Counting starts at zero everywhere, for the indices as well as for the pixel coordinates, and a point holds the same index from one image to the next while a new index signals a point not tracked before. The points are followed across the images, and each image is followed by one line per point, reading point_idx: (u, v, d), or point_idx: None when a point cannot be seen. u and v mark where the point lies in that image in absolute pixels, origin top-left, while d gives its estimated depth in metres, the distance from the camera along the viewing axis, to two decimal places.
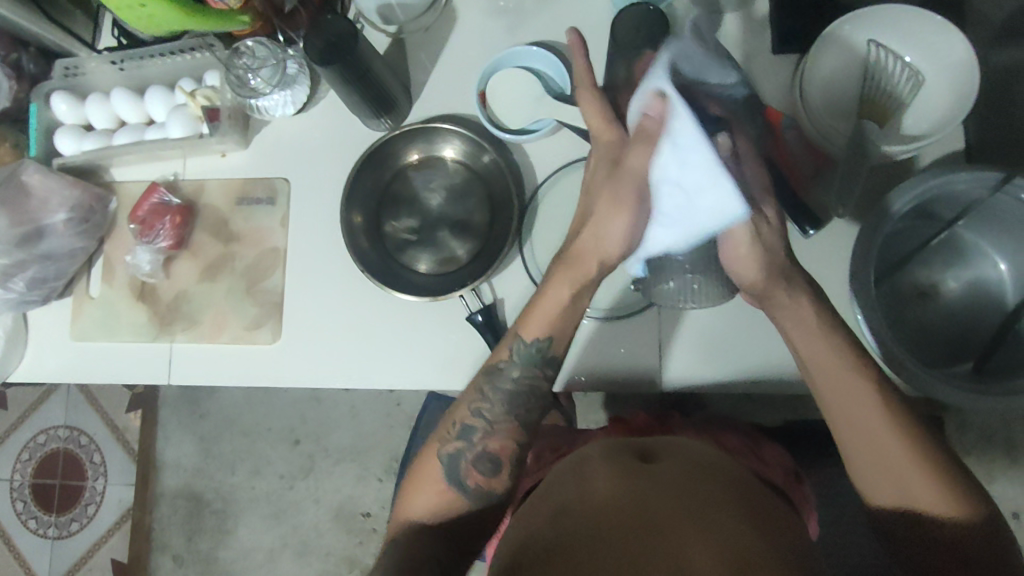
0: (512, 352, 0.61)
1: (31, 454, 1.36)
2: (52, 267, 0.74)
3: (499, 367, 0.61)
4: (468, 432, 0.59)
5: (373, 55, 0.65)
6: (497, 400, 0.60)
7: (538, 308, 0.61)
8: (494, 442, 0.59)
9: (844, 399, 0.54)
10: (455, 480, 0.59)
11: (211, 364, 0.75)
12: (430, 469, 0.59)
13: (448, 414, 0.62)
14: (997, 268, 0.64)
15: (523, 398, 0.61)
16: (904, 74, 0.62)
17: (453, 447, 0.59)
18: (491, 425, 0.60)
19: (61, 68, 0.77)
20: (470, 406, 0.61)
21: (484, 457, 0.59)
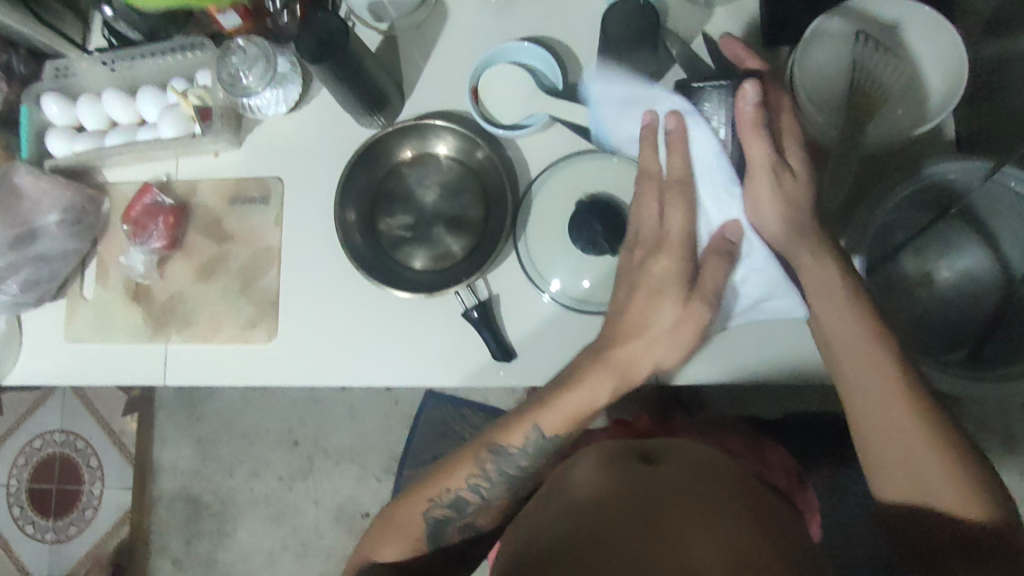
0: (528, 442, 0.60)
1: (27, 459, 1.35)
2: (46, 268, 0.74)
3: (509, 450, 0.60)
4: (463, 505, 0.60)
5: (364, 53, 0.66)
6: (499, 482, 0.60)
7: (562, 402, 0.60)
8: (483, 517, 0.60)
9: (864, 387, 0.54)
10: (434, 537, 0.60)
11: (207, 365, 0.74)
12: (414, 520, 0.60)
13: (443, 473, 0.61)
14: (989, 256, 0.65)
15: (525, 483, 0.60)
16: (891, 64, 0.63)
17: (440, 513, 0.60)
18: (485, 501, 0.60)
19: (51, 69, 0.78)
20: (467, 478, 0.60)
21: (470, 527, 0.60)
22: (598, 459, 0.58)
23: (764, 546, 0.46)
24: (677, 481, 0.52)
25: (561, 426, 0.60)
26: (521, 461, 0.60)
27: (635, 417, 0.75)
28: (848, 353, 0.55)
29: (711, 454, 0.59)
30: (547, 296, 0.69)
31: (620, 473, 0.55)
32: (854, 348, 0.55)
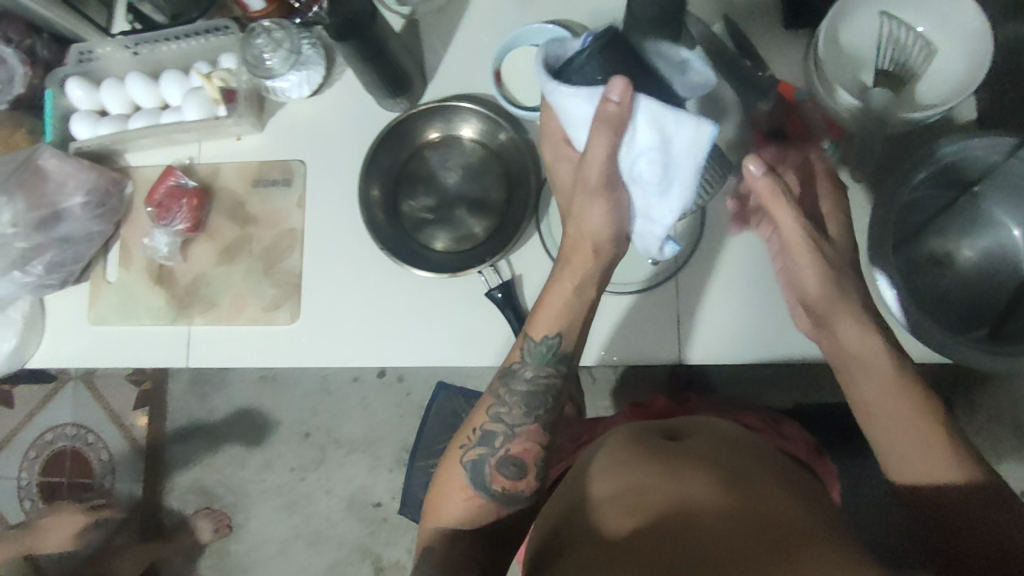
0: (524, 351, 0.61)
1: (38, 452, 1.35)
2: (70, 250, 0.75)
3: (514, 368, 0.61)
4: (491, 437, 0.59)
5: (390, 34, 0.66)
6: (516, 403, 0.60)
7: (544, 305, 0.62)
8: (516, 446, 0.59)
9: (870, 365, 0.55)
10: (480, 484, 0.58)
11: (229, 346, 0.75)
12: (455, 474, 0.58)
13: (467, 420, 0.62)
14: (1011, 234, 0.65)
15: (540, 398, 0.61)
16: (916, 47, 0.63)
17: (475, 454, 0.59)
18: (512, 429, 0.59)
19: (76, 52, 0.77)
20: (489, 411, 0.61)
21: (508, 460, 0.58)
22: (620, 436, 0.59)
23: (794, 512, 0.48)
24: (702, 453, 0.54)
25: (549, 325, 0.61)
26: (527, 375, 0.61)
27: (651, 398, 0.75)
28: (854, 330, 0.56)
29: (732, 427, 0.60)
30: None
31: (639, 452, 0.55)
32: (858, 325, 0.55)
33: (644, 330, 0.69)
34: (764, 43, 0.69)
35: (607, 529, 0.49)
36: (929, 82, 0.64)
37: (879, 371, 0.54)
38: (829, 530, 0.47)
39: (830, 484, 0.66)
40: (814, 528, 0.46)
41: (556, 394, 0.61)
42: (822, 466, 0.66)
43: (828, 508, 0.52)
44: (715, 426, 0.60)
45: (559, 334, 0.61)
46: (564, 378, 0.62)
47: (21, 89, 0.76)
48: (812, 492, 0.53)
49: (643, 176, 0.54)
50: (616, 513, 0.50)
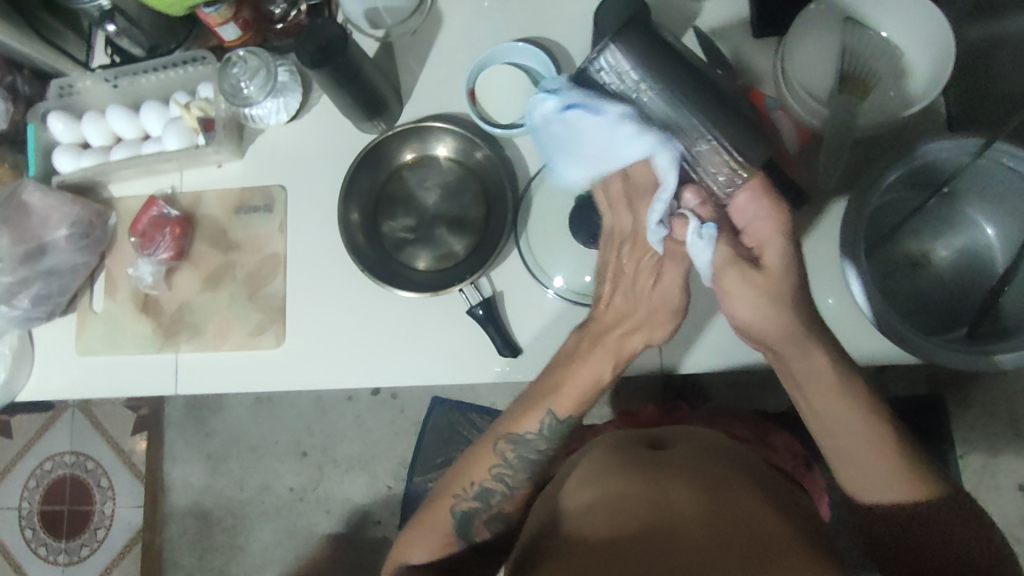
0: (542, 426, 0.61)
1: (38, 481, 1.35)
2: (56, 282, 0.75)
3: (526, 437, 0.61)
4: (487, 496, 0.60)
5: (363, 58, 0.67)
6: (521, 467, 0.61)
7: (572, 382, 0.61)
8: (510, 505, 0.61)
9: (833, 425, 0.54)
10: (464, 535, 0.60)
11: (215, 373, 0.75)
12: (441, 519, 0.60)
13: (462, 467, 0.62)
14: (983, 233, 0.66)
15: (543, 465, 0.62)
16: (880, 52, 0.64)
17: (467, 506, 0.60)
18: (510, 489, 0.61)
19: (56, 88, 0.78)
20: (490, 469, 0.61)
21: (498, 516, 0.60)
22: (604, 447, 0.60)
23: (772, 519, 0.49)
24: (682, 462, 0.55)
25: (574, 404, 0.61)
26: (536, 443, 0.61)
27: (640, 407, 0.76)
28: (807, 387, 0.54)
29: (712, 436, 0.61)
30: (551, 292, 0.70)
31: (621, 460, 0.56)
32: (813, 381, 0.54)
33: None
34: (734, 53, 0.70)
35: (586, 535, 0.49)
36: (895, 87, 0.64)
37: (846, 429, 0.53)
38: (807, 540, 0.48)
39: (816, 493, 0.67)
40: (791, 538, 0.47)
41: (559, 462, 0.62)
42: (809, 477, 0.67)
43: (807, 516, 0.53)
44: (699, 434, 0.60)
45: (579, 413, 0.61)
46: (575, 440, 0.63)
47: (3, 124, 0.77)
48: (790, 501, 0.54)
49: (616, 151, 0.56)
50: (597, 518, 0.51)
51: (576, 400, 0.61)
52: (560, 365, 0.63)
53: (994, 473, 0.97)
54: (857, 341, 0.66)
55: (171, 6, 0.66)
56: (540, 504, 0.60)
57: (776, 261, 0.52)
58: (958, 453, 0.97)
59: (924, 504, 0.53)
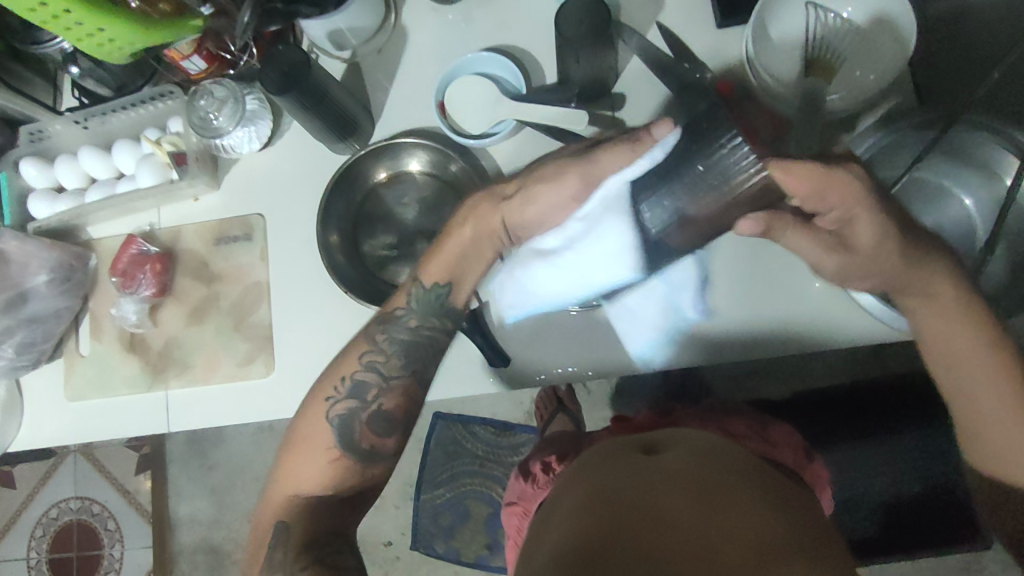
0: (410, 298, 0.63)
1: (45, 529, 1.33)
2: (40, 329, 0.74)
3: (395, 317, 0.62)
4: (362, 390, 0.61)
5: (328, 78, 0.67)
6: (393, 350, 0.62)
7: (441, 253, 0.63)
8: (388, 400, 0.61)
9: (957, 343, 0.56)
10: (346, 440, 0.60)
11: (206, 407, 0.75)
12: (319, 428, 0.60)
13: (334, 367, 0.62)
14: (963, 204, 0.65)
15: (417, 350, 0.62)
16: (844, 31, 0.64)
17: (344, 407, 0.60)
18: (385, 381, 0.61)
19: (26, 134, 0.78)
20: (360, 358, 0.61)
21: (379, 415, 0.61)
22: (602, 456, 0.60)
23: (773, 514, 0.49)
24: (678, 467, 0.55)
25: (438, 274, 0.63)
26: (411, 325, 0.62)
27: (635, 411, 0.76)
28: (931, 305, 0.56)
29: (707, 436, 0.61)
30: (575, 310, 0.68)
31: (617, 468, 0.57)
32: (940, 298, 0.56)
33: (618, 343, 0.69)
34: (701, 45, 0.70)
35: (590, 532, 0.50)
36: (862, 66, 0.64)
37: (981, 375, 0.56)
38: (807, 533, 0.48)
39: (817, 484, 0.68)
40: (789, 538, 0.47)
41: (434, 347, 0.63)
42: (809, 470, 0.68)
43: (805, 510, 0.53)
44: (692, 437, 0.61)
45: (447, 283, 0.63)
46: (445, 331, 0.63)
47: None
48: (786, 496, 0.54)
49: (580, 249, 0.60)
50: (600, 518, 0.51)
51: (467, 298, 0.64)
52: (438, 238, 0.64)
53: None
54: (842, 323, 0.66)
55: (116, 53, 0.67)
56: (541, 518, 0.59)
57: (870, 233, 0.53)
58: None
59: None
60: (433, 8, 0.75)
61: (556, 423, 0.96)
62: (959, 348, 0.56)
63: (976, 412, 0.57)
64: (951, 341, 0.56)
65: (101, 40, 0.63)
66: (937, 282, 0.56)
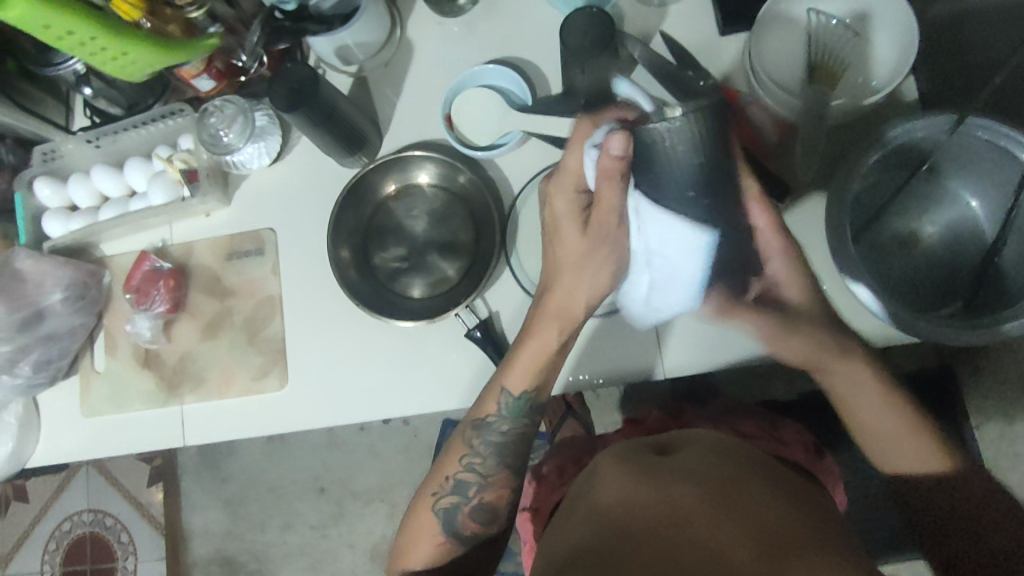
0: (501, 407, 0.64)
1: (59, 542, 1.34)
2: (55, 347, 0.76)
3: (487, 422, 0.64)
4: (463, 487, 0.63)
5: (337, 94, 0.68)
6: (487, 451, 0.64)
7: (521, 357, 0.63)
8: (489, 494, 0.63)
9: (870, 418, 0.61)
10: (451, 530, 0.63)
11: (222, 421, 0.75)
12: (427, 520, 0.63)
13: (439, 465, 0.65)
14: (968, 207, 0.67)
15: (511, 448, 0.64)
16: (847, 35, 0.64)
17: (448, 501, 0.63)
18: (484, 478, 0.63)
19: (39, 154, 0.79)
20: (461, 460, 0.64)
21: (480, 508, 0.63)
22: (615, 456, 0.61)
23: (785, 513, 0.50)
24: (688, 466, 0.55)
25: (525, 382, 0.63)
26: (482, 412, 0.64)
27: (647, 413, 0.77)
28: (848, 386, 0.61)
29: (721, 436, 0.61)
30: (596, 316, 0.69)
31: (628, 468, 0.57)
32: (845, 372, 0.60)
33: (629, 349, 0.69)
34: (705, 53, 0.70)
35: (603, 536, 0.50)
36: (865, 71, 0.64)
37: (881, 422, 0.61)
38: (816, 531, 0.49)
39: (829, 480, 0.68)
40: (800, 539, 0.47)
41: (526, 442, 0.65)
42: (822, 467, 0.68)
43: (817, 508, 0.53)
44: (705, 436, 0.61)
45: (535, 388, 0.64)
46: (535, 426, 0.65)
47: None
48: (799, 495, 0.54)
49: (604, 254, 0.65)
50: (613, 524, 0.51)
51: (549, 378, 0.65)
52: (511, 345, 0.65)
53: (1011, 440, 0.99)
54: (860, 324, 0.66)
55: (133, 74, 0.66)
56: (555, 524, 0.60)
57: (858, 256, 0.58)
58: (975, 424, 0.99)
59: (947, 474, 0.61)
60: (438, 21, 0.76)
61: (567, 427, 0.97)
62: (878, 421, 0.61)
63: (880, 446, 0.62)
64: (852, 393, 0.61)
65: (122, 63, 0.64)
66: (855, 379, 0.60)
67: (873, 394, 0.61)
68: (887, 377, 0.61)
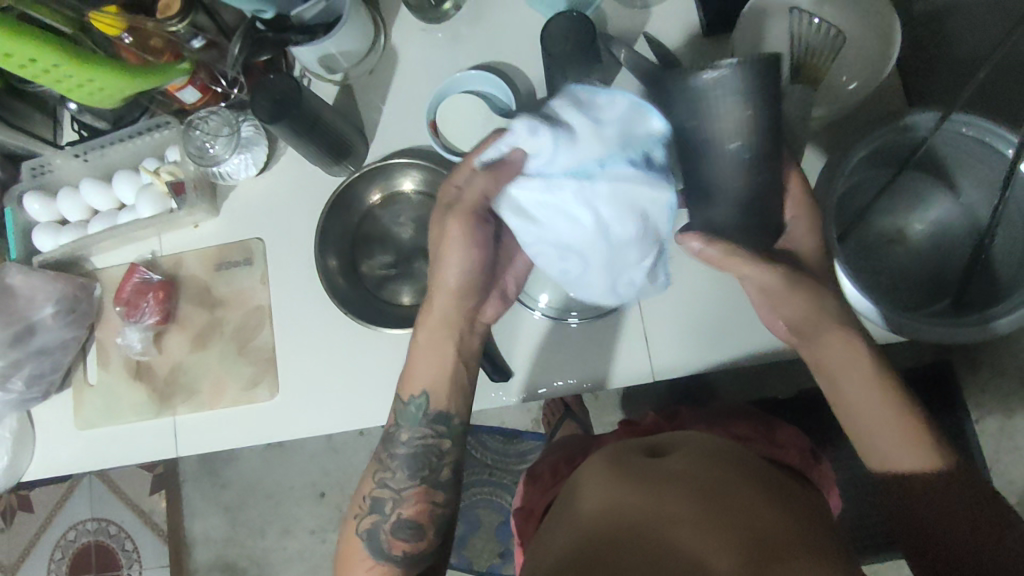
0: (398, 415, 0.65)
1: (63, 552, 1.34)
2: (48, 361, 0.76)
3: (392, 434, 0.65)
4: (380, 505, 0.63)
5: (321, 104, 0.68)
6: (399, 466, 0.64)
7: (412, 366, 0.65)
8: (408, 509, 0.63)
9: (866, 409, 0.57)
10: (380, 552, 0.62)
11: (213, 431, 0.76)
12: (355, 548, 0.63)
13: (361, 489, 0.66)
14: (957, 204, 0.67)
15: (421, 459, 0.64)
16: (828, 33, 0.62)
17: (370, 522, 0.63)
18: (399, 493, 0.63)
19: (27, 169, 0.80)
20: (376, 478, 0.64)
21: (404, 524, 0.62)
22: (605, 457, 0.61)
23: (775, 518, 0.50)
24: (679, 468, 0.55)
25: (421, 383, 0.64)
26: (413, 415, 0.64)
27: (641, 415, 0.77)
28: (845, 370, 0.57)
29: (711, 438, 0.61)
30: (538, 312, 0.70)
31: (619, 468, 0.57)
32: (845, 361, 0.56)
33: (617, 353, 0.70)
34: (689, 54, 0.70)
35: (595, 538, 0.50)
36: (846, 71, 0.64)
37: (878, 413, 0.56)
38: (806, 539, 0.48)
39: (825, 485, 0.67)
40: (789, 545, 0.47)
41: (436, 452, 0.64)
42: (817, 471, 0.68)
43: (808, 512, 0.53)
44: (696, 438, 0.61)
45: (428, 393, 0.64)
46: (446, 435, 0.65)
47: None
48: (789, 498, 0.54)
49: (571, 273, 0.62)
50: (603, 526, 0.51)
51: (447, 381, 0.65)
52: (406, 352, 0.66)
53: (1011, 434, 0.99)
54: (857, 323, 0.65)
55: (103, 96, 0.68)
56: (545, 526, 0.59)
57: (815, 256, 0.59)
58: (974, 419, 0.99)
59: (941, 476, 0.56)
60: (422, 27, 0.76)
61: (563, 429, 0.97)
62: (873, 420, 0.57)
63: (872, 439, 0.57)
64: (850, 384, 0.57)
65: (91, 90, 0.65)
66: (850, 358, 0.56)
67: (871, 391, 0.56)
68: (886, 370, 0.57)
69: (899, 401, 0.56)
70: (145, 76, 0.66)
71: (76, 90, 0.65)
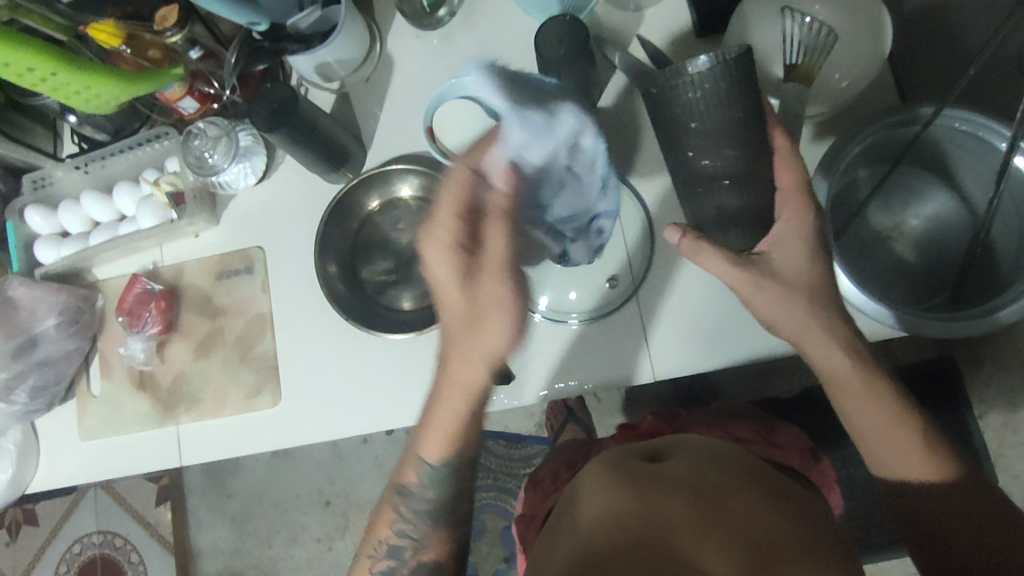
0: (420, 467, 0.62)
1: (69, 565, 1.34)
2: (51, 372, 0.76)
3: (407, 487, 0.63)
4: (398, 551, 0.63)
5: (318, 113, 0.69)
6: (417, 517, 0.63)
7: (432, 432, 0.61)
8: (426, 555, 0.63)
9: (866, 420, 0.57)
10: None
11: (217, 439, 0.76)
12: None
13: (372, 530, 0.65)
14: (952, 199, 0.68)
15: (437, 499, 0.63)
16: (823, 31, 0.62)
17: (384, 565, 0.63)
18: (418, 540, 0.63)
19: (28, 182, 0.81)
20: (392, 526, 0.63)
21: (421, 567, 0.62)
22: (606, 462, 0.60)
23: (772, 524, 0.49)
24: (678, 474, 0.55)
25: (443, 448, 0.61)
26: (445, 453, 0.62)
27: (641, 418, 0.77)
28: (847, 380, 0.57)
29: (712, 443, 0.61)
30: (539, 315, 0.71)
31: (619, 475, 0.57)
32: (842, 376, 0.56)
33: (617, 356, 0.70)
34: (682, 54, 0.71)
35: (591, 545, 0.50)
36: (839, 70, 0.64)
37: (878, 424, 0.57)
38: (804, 546, 0.48)
39: (824, 484, 0.68)
40: (787, 546, 0.47)
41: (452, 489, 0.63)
42: (816, 470, 0.68)
43: (808, 516, 0.53)
44: (694, 442, 0.61)
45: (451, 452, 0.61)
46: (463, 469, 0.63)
47: None
48: (789, 501, 0.54)
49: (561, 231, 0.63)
50: (602, 530, 0.51)
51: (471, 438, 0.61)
52: (424, 410, 0.62)
53: (1015, 429, 0.98)
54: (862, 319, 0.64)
55: (95, 103, 0.68)
56: (547, 529, 0.60)
57: (813, 267, 0.55)
58: (978, 414, 0.99)
59: (942, 483, 0.56)
60: (417, 34, 0.76)
61: (567, 432, 0.97)
62: (875, 427, 0.57)
63: (873, 448, 0.58)
64: (849, 399, 0.57)
65: (87, 96, 0.66)
66: (845, 371, 0.56)
67: (869, 400, 0.57)
68: (883, 378, 0.57)
69: (898, 411, 0.57)
70: (141, 83, 0.67)
71: (71, 97, 0.65)
